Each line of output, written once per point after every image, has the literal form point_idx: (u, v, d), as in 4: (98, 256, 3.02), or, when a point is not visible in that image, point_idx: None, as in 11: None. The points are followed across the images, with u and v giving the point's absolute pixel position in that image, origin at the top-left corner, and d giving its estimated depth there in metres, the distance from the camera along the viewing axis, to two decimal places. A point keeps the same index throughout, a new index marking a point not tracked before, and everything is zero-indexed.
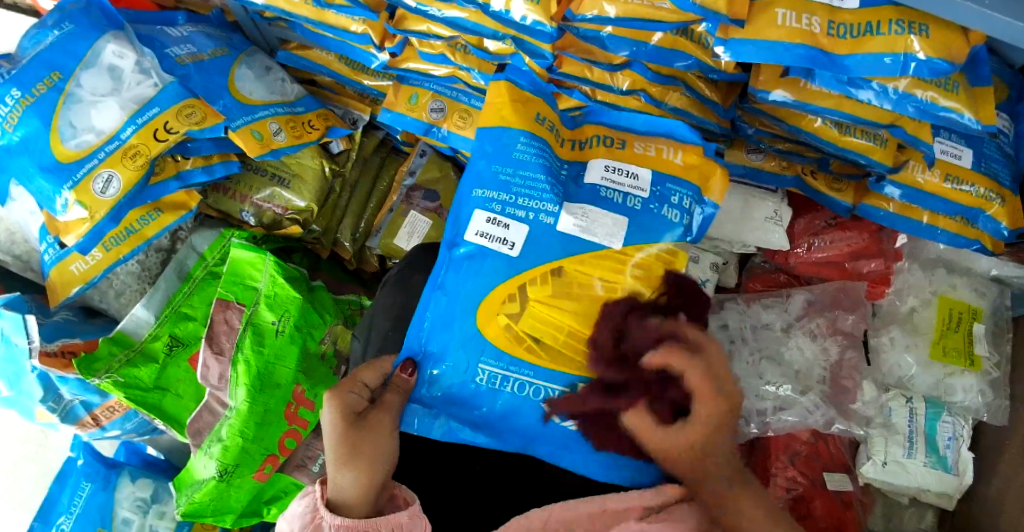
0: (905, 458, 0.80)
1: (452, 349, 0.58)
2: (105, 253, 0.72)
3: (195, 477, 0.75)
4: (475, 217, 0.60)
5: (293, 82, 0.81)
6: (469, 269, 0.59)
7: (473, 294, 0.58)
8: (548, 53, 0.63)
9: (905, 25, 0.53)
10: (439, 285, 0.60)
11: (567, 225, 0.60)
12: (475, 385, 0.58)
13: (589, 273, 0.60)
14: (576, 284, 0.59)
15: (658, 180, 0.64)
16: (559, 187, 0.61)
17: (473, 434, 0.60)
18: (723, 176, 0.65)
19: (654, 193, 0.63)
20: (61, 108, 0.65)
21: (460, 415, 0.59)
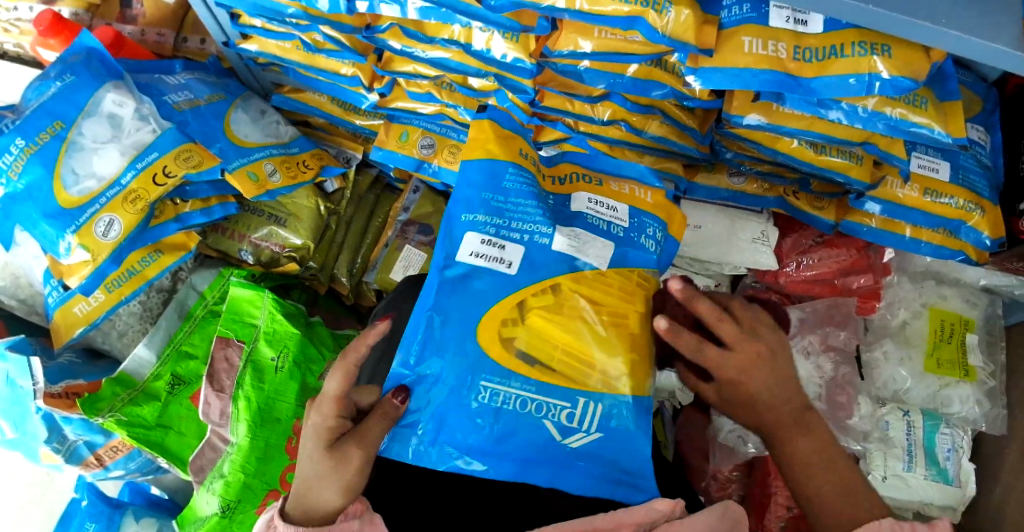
0: (905, 472, 0.80)
1: (451, 367, 0.55)
2: (107, 295, 0.73)
3: (199, 514, 0.75)
4: (468, 239, 0.59)
5: (287, 124, 0.84)
6: (464, 289, 0.57)
7: (470, 312, 0.56)
8: (530, 89, 0.65)
9: (867, 48, 0.55)
10: (433, 305, 0.57)
11: (560, 244, 0.60)
12: (476, 404, 0.54)
13: (584, 294, 0.60)
14: (570, 305, 0.59)
15: (635, 213, 0.67)
16: (549, 213, 0.62)
17: (474, 463, 0.54)
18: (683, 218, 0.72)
19: (632, 223, 0.66)
20: (64, 156, 0.67)
21: (458, 444, 0.54)
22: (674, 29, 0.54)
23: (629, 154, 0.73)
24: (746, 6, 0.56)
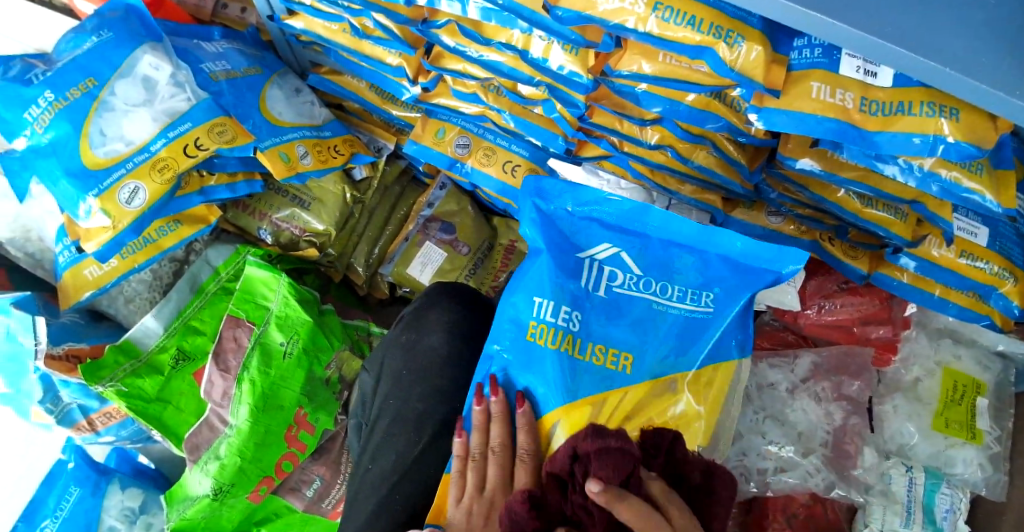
0: (902, 527, 0.77)
1: (558, 250, 0.56)
2: (121, 261, 0.72)
3: (188, 493, 0.73)
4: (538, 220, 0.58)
5: (320, 105, 0.82)
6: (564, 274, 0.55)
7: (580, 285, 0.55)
8: (581, 103, 0.64)
9: (935, 109, 0.55)
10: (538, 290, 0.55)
11: (607, 234, 0.57)
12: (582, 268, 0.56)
13: (652, 257, 0.56)
14: (662, 265, 0.56)
15: (667, 255, 0.56)
16: (591, 227, 0.57)
17: (581, 275, 0.55)
18: (711, 271, 0.56)
19: (662, 266, 0.56)
20: (94, 115, 0.65)
21: (570, 249, 0.56)
22: (743, 65, 0.53)
23: (670, 181, 0.73)
24: (817, 50, 0.56)
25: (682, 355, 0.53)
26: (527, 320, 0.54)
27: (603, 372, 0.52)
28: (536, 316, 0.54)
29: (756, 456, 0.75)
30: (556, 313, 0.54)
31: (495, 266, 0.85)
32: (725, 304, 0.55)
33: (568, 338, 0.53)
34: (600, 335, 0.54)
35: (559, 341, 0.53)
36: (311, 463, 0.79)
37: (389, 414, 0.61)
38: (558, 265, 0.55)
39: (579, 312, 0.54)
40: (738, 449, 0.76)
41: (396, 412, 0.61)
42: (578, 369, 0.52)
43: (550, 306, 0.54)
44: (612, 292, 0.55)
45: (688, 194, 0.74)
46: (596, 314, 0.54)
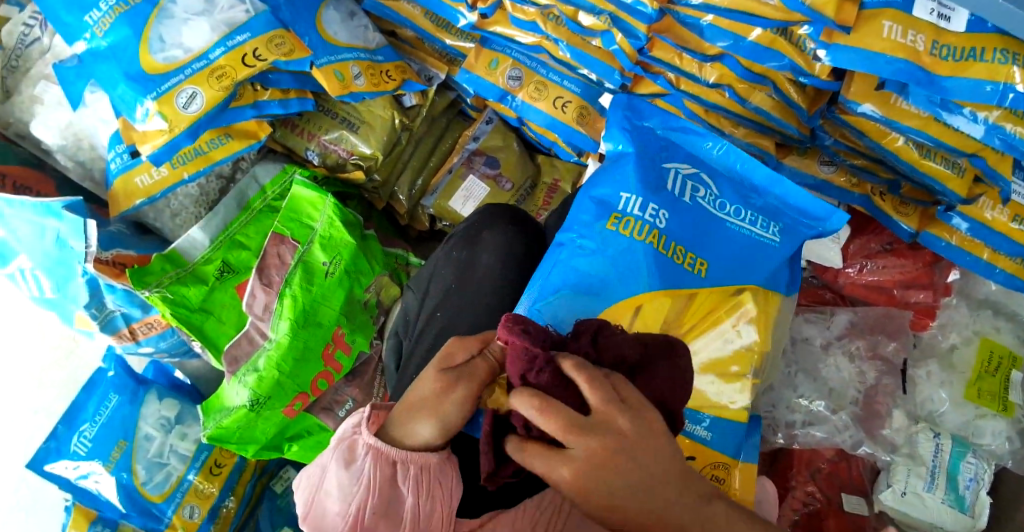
0: (925, 491, 0.75)
1: (645, 152, 0.54)
2: (171, 171, 0.74)
3: (225, 403, 0.75)
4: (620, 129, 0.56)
5: (374, 31, 0.81)
6: (650, 173, 0.53)
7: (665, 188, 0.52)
8: (643, 35, 0.63)
9: (1010, 56, 0.53)
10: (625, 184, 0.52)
11: (682, 153, 0.56)
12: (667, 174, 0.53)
13: (726, 183, 0.55)
14: (736, 193, 0.55)
15: (738, 185, 0.55)
16: (666, 144, 0.56)
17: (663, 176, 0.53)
18: (780, 207, 0.55)
19: (736, 194, 0.54)
20: (153, 22, 0.66)
21: (654, 154, 0.54)
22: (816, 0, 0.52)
23: (723, 121, 0.72)
24: None
25: (750, 275, 0.51)
26: (610, 210, 0.51)
27: (680, 271, 0.49)
28: (621, 209, 0.51)
29: (784, 409, 0.77)
30: (642, 208, 0.50)
31: (537, 204, 0.85)
32: (790, 239, 0.53)
33: (653, 233, 0.49)
34: (681, 235, 0.50)
35: (646, 234, 0.49)
36: (345, 384, 0.81)
37: (435, 327, 0.62)
38: (643, 165, 0.53)
39: (666, 211, 0.51)
40: (768, 400, 0.77)
41: (444, 322, 0.62)
42: (661, 262, 0.49)
43: (638, 201, 0.51)
44: (695, 202, 0.52)
45: (740, 137, 0.73)
46: (682, 217, 0.51)
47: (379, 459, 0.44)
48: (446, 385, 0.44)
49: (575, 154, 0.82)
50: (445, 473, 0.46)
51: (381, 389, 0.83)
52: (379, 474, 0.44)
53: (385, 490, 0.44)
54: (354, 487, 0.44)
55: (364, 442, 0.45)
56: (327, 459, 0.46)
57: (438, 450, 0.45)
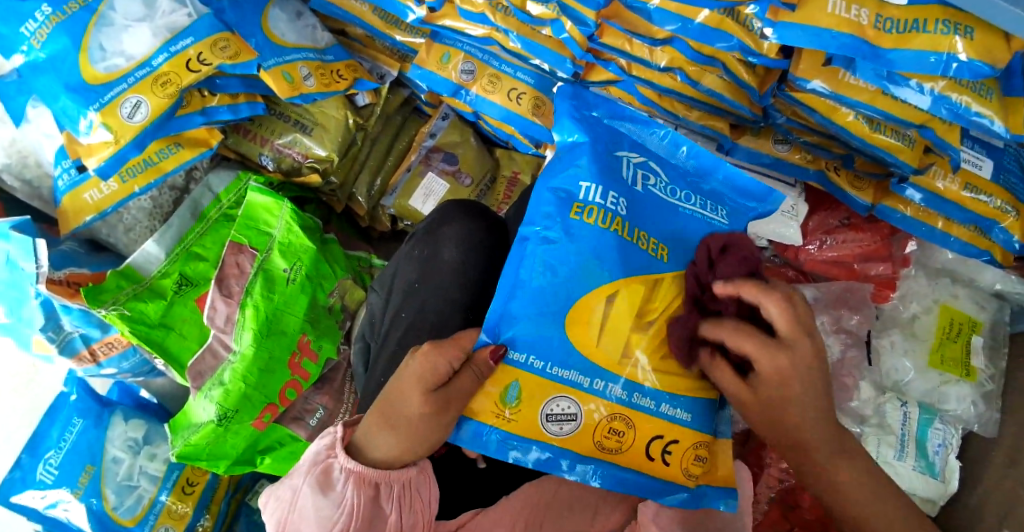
0: (896, 459, 0.78)
1: (596, 138, 0.51)
2: (120, 185, 0.71)
3: (193, 420, 0.73)
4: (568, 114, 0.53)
5: (323, 30, 0.80)
6: (603, 159, 0.50)
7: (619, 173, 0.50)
8: (591, 21, 0.63)
9: (951, 26, 0.54)
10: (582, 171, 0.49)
11: (629, 139, 0.54)
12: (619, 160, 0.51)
13: (674, 168, 0.54)
14: (685, 177, 0.54)
15: (685, 168, 0.55)
16: (615, 130, 0.54)
17: (615, 162, 0.51)
18: (729, 188, 0.55)
19: (684, 177, 0.54)
20: (92, 30, 0.63)
21: (604, 140, 0.52)
22: None
23: (678, 106, 0.73)
24: None
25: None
26: (570, 200, 0.47)
27: (646, 257, 0.48)
28: (582, 198, 0.48)
29: None
30: (604, 197, 0.48)
31: (497, 198, 0.85)
32: (739, 220, 0.54)
33: (615, 220, 0.47)
34: (642, 220, 0.49)
35: (609, 222, 0.47)
36: (313, 392, 0.80)
37: (401, 326, 0.61)
38: (596, 152, 0.50)
39: (625, 198, 0.49)
40: None
41: (409, 321, 0.61)
42: (624, 251, 0.47)
43: (598, 189, 0.48)
44: (649, 189, 0.51)
45: (695, 119, 0.74)
46: (641, 203, 0.50)
47: (360, 482, 0.44)
48: (436, 410, 0.42)
49: (533, 146, 0.82)
50: (421, 487, 0.47)
51: (351, 394, 0.82)
52: (361, 497, 0.44)
53: (366, 512, 0.44)
54: (332, 510, 0.43)
55: (340, 466, 0.45)
56: (302, 485, 0.45)
57: (416, 465, 0.46)
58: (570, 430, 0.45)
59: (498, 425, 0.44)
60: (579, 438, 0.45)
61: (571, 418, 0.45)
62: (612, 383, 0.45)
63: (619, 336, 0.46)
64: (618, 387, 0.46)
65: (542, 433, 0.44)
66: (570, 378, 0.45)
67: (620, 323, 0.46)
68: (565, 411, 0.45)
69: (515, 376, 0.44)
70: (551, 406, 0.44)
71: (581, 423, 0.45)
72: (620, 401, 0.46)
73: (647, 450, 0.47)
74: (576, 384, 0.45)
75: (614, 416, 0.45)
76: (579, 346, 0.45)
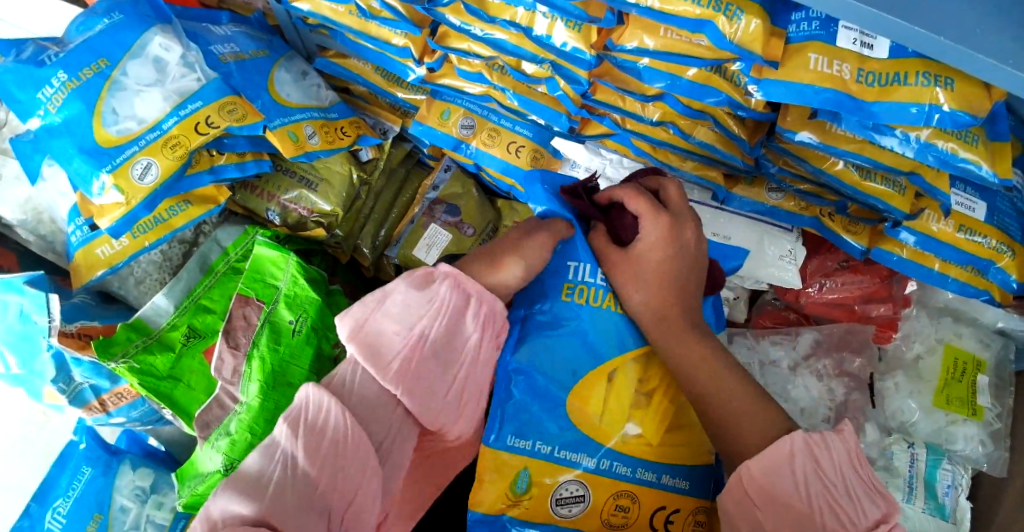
0: (903, 503, 0.78)
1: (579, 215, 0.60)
2: (131, 240, 0.74)
3: (200, 470, 0.73)
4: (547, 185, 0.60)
5: (327, 88, 0.83)
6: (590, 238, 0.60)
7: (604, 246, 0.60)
8: (584, 80, 0.65)
9: (931, 79, 0.56)
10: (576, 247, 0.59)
11: None
12: None
13: None
14: None
15: None
16: None
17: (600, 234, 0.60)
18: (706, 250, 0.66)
19: None
20: (106, 95, 0.66)
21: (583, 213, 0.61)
22: (743, 38, 0.54)
23: (671, 156, 0.75)
24: (815, 23, 0.57)
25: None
26: (563, 281, 0.59)
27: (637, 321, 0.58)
28: (572, 279, 0.59)
29: None
30: (591, 274, 0.59)
31: None
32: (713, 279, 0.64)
33: (605, 296, 0.58)
34: None
35: (600, 299, 0.58)
36: None
37: None
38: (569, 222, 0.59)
39: None
40: None
41: None
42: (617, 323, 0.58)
43: (586, 269, 0.59)
44: None
45: (689, 170, 0.76)
46: None
47: (453, 288, 0.52)
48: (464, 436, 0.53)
49: None
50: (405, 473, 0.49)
51: None
52: (450, 300, 0.51)
53: (349, 440, 0.43)
54: (425, 311, 0.50)
55: None
56: (394, 283, 0.52)
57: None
58: (579, 510, 0.56)
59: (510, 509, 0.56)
60: (587, 518, 0.56)
61: (579, 500, 0.56)
62: (617, 463, 0.56)
63: (617, 414, 0.57)
64: (623, 466, 0.56)
65: (553, 513, 0.56)
66: (574, 461, 0.56)
67: (618, 396, 0.57)
68: (573, 494, 0.56)
69: (527, 466, 0.56)
70: (562, 491, 0.56)
71: (587, 504, 0.56)
72: (623, 476, 0.56)
73: (650, 521, 0.57)
74: (584, 468, 0.56)
75: (620, 494, 0.56)
76: (578, 423, 0.56)
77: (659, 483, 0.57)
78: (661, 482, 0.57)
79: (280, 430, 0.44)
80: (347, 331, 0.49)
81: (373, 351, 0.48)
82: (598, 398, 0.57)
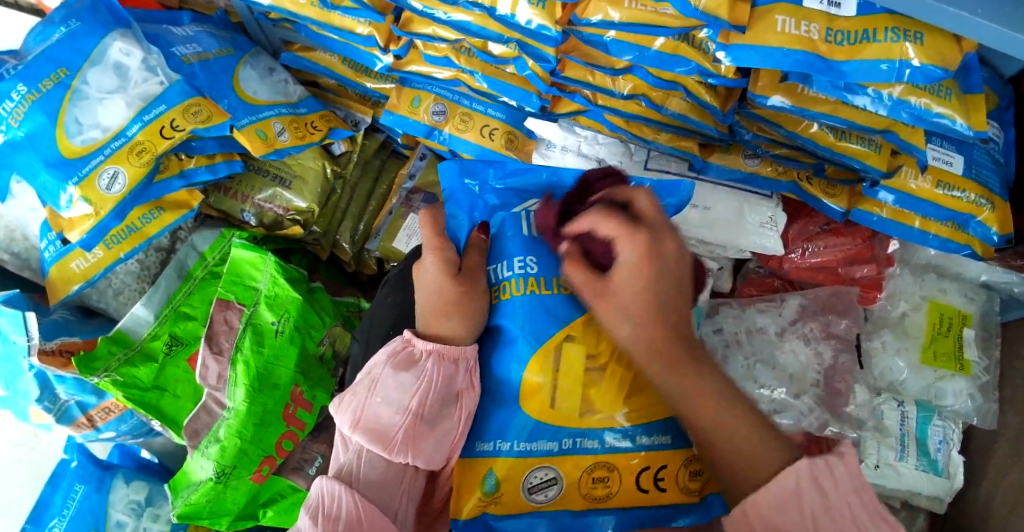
0: (896, 461, 0.80)
1: (495, 215, 0.59)
2: (105, 252, 0.72)
3: (192, 478, 0.73)
4: (460, 201, 0.62)
5: (295, 83, 0.82)
6: (506, 232, 0.57)
7: (521, 236, 0.56)
8: (551, 57, 0.65)
9: (900, 33, 0.55)
10: (496, 245, 0.57)
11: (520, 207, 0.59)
12: (526, 224, 0.57)
13: None
14: None
15: None
16: (507, 197, 0.61)
17: (515, 222, 0.57)
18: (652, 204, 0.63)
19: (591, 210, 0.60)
20: (68, 105, 0.65)
21: (502, 207, 0.60)
22: (708, 4, 0.54)
23: (646, 130, 0.74)
24: None
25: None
26: (489, 285, 0.56)
27: (574, 299, 0.54)
28: (499, 277, 0.56)
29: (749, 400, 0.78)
30: (512, 267, 0.55)
31: None
32: None
33: (529, 282, 0.54)
34: (562, 269, 0.55)
35: (525, 286, 0.54)
36: (311, 441, 0.80)
37: None
38: (473, 225, 0.61)
39: (534, 257, 0.55)
40: None
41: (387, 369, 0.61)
42: (551, 305, 0.53)
43: (505, 264, 0.56)
44: None
45: (664, 142, 0.75)
46: (553, 250, 0.55)
47: (439, 360, 0.50)
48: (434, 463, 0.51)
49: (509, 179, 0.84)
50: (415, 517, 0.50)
51: None
52: (440, 372, 0.49)
53: (364, 520, 0.44)
54: (414, 386, 0.48)
55: None
56: (379, 366, 0.49)
57: None
58: (555, 493, 0.51)
59: (484, 507, 0.51)
60: (568, 496, 0.52)
61: (552, 483, 0.51)
62: (583, 437, 0.51)
63: (571, 396, 0.51)
64: (590, 440, 0.51)
65: (528, 504, 0.51)
66: (535, 450, 0.51)
67: (568, 374, 0.51)
68: (545, 479, 0.51)
69: (490, 465, 0.50)
70: (530, 479, 0.51)
71: (562, 484, 0.51)
72: (593, 450, 0.51)
73: (637, 483, 0.52)
74: (549, 453, 0.51)
75: (595, 466, 0.51)
76: (529, 409, 0.51)
77: (637, 447, 0.52)
78: (637, 445, 0.52)
79: (302, 523, 0.45)
80: (348, 424, 0.47)
81: (378, 436, 0.47)
82: (546, 385, 0.51)
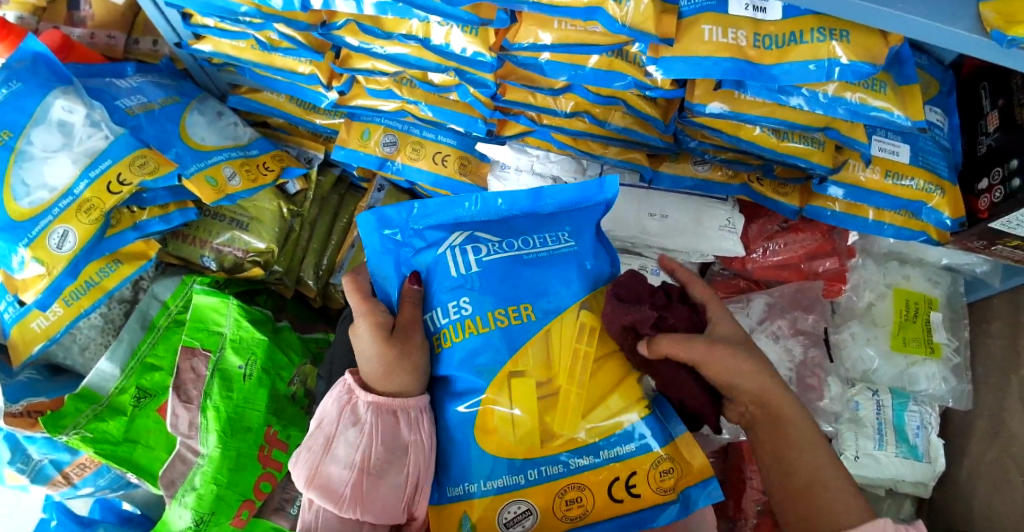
0: (876, 450, 0.80)
1: (420, 261, 0.61)
2: (65, 308, 0.71)
3: (170, 530, 0.72)
4: (384, 252, 0.62)
5: (245, 125, 0.82)
6: (435, 278, 0.59)
7: (449, 280, 0.58)
8: (491, 82, 0.65)
9: (826, 33, 0.56)
10: (428, 295, 0.59)
11: (441, 248, 0.60)
12: (450, 265, 0.58)
13: (514, 222, 0.61)
14: (513, 231, 0.60)
15: (511, 233, 0.60)
16: (426, 239, 0.62)
17: (440, 265, 0.59)
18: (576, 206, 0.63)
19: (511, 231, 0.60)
20: (13, 166, 0.64)
21: (422, 249, 0.61)
22: (634, 20, 0.54)
23: (594, 145, 0.76)
24: None
25: (574, 292, 0.57)
26: (431, 334, 0.58)
27: (511, 331, 0.55)
28: (436, 326, 0.58)
29: None
30: (448, 312, 0.57)
31: None
32: (580, 231, 0.61)
33: (465, 325, 0.56)
34: (494, 303, 0.56)
35: (462, 331, 0.56)
36: None
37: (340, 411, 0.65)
38: (403, 278, 0.61)
39: (466, 298, 0.57)
40: None
41: None
42: (488, 344, 0.54)
43: (441, 311, 0.58)
44: (484, 262, 0.58)
45: (614, 156, 0.76)
46: (484, 285, 0.57)
47: (379, 411, 0.53)
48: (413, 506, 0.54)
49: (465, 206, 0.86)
50: None
51: None
52: (381, 422, 0.53)
53: None
54: (359, 439, 0.52)
55: None
56: (330, 424, 0.53)
57: None
58: (533, 522, 0.53)
59: None
60: (546, 520, 0.53)
61: (528, 512, 0.52)
62: (546, 464, 0.53)
63: (527, 427, 0.53)
64: (554, 466, 0.52)
65: None
66: (502, 486, 0.52)
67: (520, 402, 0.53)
68: (519, 511, 0.52)
69: (465, 509, 0.53)
70: (505, 514, 0.52)
71: (538, 514, 0.52)
72: (559, 474, 0.52)
73: (611, 494, 0.53)
74: (517, 487, 0.52)
75: (565, 488, 0.52)
76: (490, 448, 0.53)
77: (601, 461, 0.53)
78: (602, 459, 0.53)
79: None
80: (302, 480, 0.52)
81: (329, 491, 0.51)
82: (501, 424, 0.53)
